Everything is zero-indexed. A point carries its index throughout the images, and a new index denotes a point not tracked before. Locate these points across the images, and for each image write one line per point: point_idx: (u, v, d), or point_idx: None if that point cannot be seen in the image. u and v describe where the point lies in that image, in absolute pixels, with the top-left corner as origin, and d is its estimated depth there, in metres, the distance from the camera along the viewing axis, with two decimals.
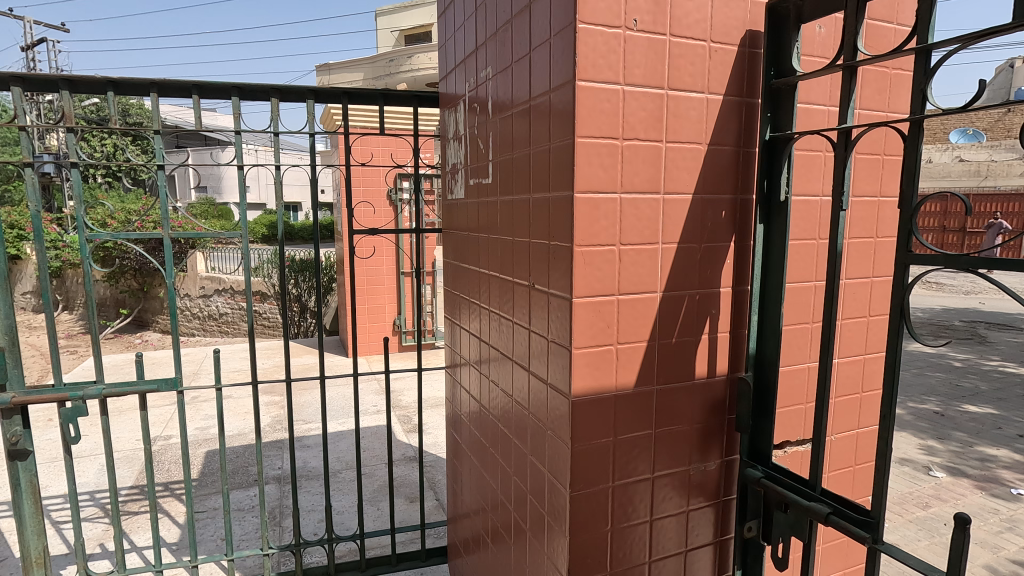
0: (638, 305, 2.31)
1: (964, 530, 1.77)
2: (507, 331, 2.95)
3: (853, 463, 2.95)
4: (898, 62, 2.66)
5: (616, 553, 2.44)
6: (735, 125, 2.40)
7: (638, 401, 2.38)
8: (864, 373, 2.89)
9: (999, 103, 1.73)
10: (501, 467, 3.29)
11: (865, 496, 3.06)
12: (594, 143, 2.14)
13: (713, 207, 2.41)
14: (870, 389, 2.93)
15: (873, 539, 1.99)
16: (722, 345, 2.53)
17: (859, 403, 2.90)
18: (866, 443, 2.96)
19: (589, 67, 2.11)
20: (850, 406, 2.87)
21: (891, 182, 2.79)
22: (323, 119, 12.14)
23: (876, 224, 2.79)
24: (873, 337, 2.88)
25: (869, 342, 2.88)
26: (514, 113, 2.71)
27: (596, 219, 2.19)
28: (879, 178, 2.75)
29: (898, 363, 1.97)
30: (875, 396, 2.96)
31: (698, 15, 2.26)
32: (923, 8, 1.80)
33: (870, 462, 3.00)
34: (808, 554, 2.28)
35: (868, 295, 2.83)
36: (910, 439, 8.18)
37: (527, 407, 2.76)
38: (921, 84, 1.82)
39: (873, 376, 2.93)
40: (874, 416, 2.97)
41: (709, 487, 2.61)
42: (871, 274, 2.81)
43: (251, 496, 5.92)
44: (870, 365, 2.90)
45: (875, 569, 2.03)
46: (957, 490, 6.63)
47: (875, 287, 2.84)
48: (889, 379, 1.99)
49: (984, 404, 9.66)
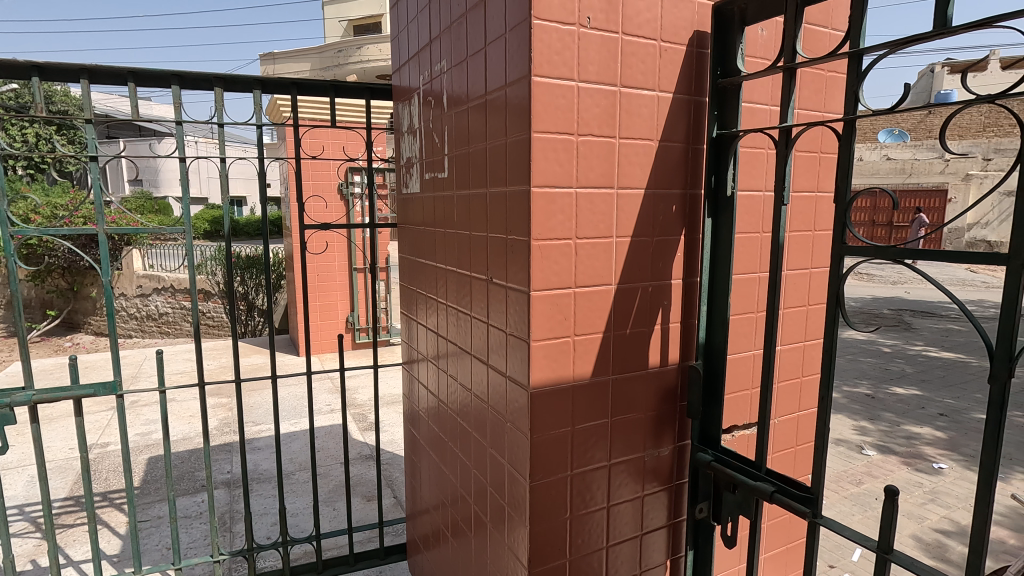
0: (594, 297, 2.36)
1: (894, 499, 1.92)
2: (464, 325, 2.96)
3: (795, 444, 3.12)
4: (832, 65, 2.82)
5: (575, 540, 2.50)
6: (685, 122, 2.49)
7: (594, 391, 2.44)
8: (804, 359, 3.06)
9: (922, 106, 1.86)
10: (460, 461, 3.30)
11: (806, 474, 3.25)
12: (549, 139, 2.18)
13: (664, 202, 2.49)
14: (809, 375, 3.10)
15: (813, 514, 2.12)
16: (674, 336, 2.62)
17: (799, 387, 3.07)
18: (805, 425, 3.14)
19: (544, 63, 2.13)
20: (792, 390, 3.04)
21: (827, 179, 2.96)
22: (269, 110, 11.70)
23: (814, 219, 2.95)
24: (812, 325, 3.05)
25: (809, 328, 3.05)
26: (469, 107, 2.71)
27: (552, 214, 2.22)
28: (817, 174, 2.91)
29: (834, 348, 2.10)
30: (814, 380, 3.14)
31: (648, 14, 2.32)
32: (855, 14, 1.92)
33: (809, 443, 3.18)
34: (755, 531, 2.41)
35: (808, 285, 2.99)
36: (845, 421, 8.71)
37: (486, 401, 2.78)
38: (854, 86, 1.94)
39: (812, 362, 3.10)
40: (813, 398, 3.15)
41: (663, 472, 2.71)
42: (810, 265, 2.98)
43: (198, 502, 5.70)
44: (809, 352, 3.07)
45: (815, 541, 2.17)
46: (886, 466, 7.12)
47: (813, 277, 3.01)
48: (826, 364, 2.11)
49: (910, 386, 10.39)
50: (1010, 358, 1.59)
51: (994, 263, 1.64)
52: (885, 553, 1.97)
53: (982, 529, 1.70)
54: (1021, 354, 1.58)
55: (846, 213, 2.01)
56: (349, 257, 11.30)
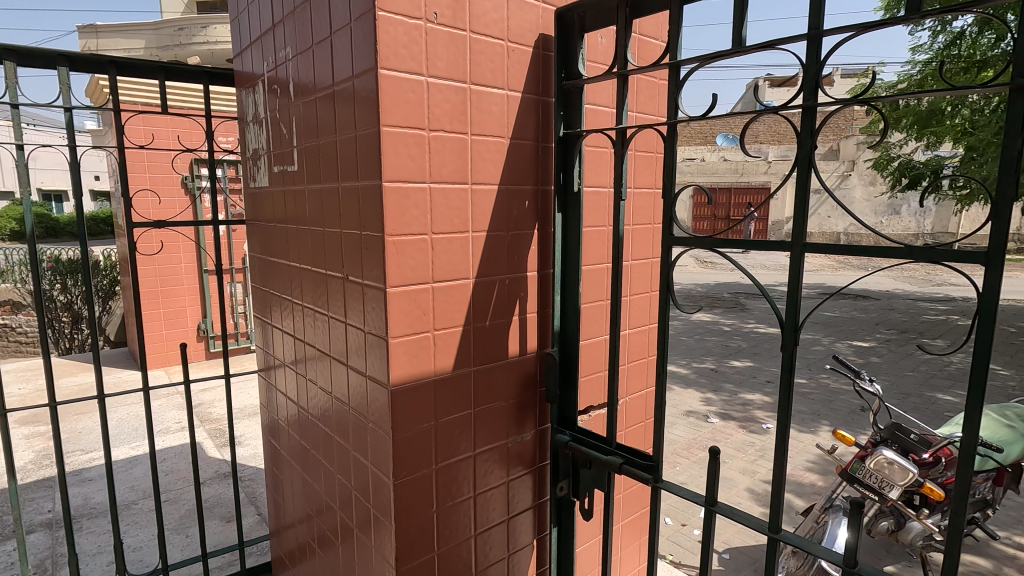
0: (452, 291, 2.39)
1: (717, 458, 2.19)
2: (322, 326, 2.83)
3: (644, 418, 3.44)
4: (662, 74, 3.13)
5: (443, 533, 2.52)
6: (533, 121, 2.60)
7: (456, 384, 2.47)
8: (648, 342, 3.38)
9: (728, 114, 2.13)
10: (325, 469, 3.17)
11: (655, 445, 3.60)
12: (400, 133, 2.15)
13: (517, 197, 2.58)
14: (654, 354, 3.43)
15: (654, 479, 2.36)
16: (531, 325, 2.74)
17: (646, 366, 3.38)
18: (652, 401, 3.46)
19: (391, 56, 2.10)
20: (640, 369, 3.34)
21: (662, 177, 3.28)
22: (88, 90, 10.14)
23: (654, 213, 3.26)
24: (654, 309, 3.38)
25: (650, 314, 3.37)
26: (317, 98, 2.59)
27: (406, 209, 2.21)
28: (654, 172, 3.21)
29: (667, 329, 2.34)
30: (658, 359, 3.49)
31: (495, 15, 2.39)
32: (674, 29, 2.14)
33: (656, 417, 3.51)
34: (608, 502, 2.62)
35: (649, 273, 3.31)
36: (694, 394, 9.75)
37: (348, 403, 2.69)
38: (675, 94, 2.17)
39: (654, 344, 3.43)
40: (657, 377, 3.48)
41: (526, 456, 2.83)
42: (651, 255, 3.29)
43: (8, 551, 4.82)
44: (652, 334, 3.39)
45: (657, 504, 2.41)
46: (726, 431, 8.11)
47: (654, 266, 3.33)
48: (661, 344, 2.35)
49: (744, 359, 11.91)
50: (794, 328, 1.90)
51: (782, 248, 1.95)
52: (712, 506, 2.24)
53: (780, 474, 2.01)
54: (804, 324, 1.88)
55: (672, 208, 2.25)
56: (198, 257, 10.23)
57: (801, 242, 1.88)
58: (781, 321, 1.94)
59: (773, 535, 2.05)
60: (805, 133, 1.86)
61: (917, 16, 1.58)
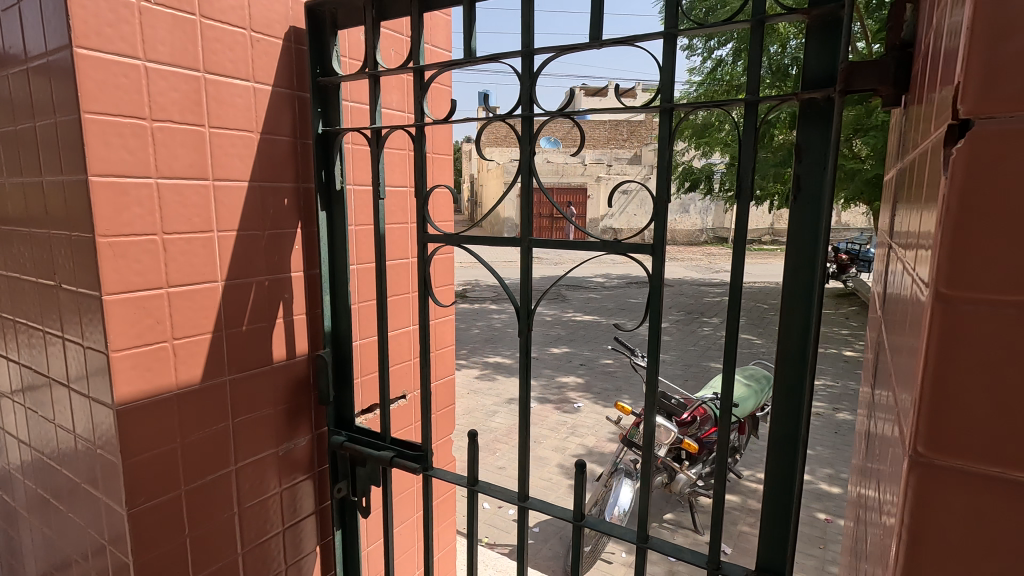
0: (195, 296, 2.21)
1: (474, 441, 2.37)
2: (40, 344, 2.43)
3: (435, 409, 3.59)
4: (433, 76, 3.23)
5: (202, 557, 2.34)
6: (289, 115, 2.51)
7: (207, 395, 2.30)
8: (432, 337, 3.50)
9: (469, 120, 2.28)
10: (60, 509, 2.73)
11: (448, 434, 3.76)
12: (110, 122, 1.92)
13: (273, 195, 2.48)
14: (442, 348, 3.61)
15: (423, 467, 2.45)
16: (299, 327, 2.65)
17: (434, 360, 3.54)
18: (439, 394, 3.60)
19: (90, 34, 1.86)
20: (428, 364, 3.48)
21: None
22: None
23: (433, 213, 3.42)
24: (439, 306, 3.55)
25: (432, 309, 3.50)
26: (11, 74, 2.19)
27: (125, 207, 1.98)
28: None
29: (427, 324, 2.45)
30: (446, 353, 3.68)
31: (232, 1, 2.25)
32: (415, 35, 2.21)
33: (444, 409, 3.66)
34: (385, 496, 2.66)
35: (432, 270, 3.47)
36: (515, 381, 10.32)
37: (75, 431, 2.34)
38: (420, 98, 2.26)
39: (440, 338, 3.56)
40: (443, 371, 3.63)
41: (303, 462, 2.74)
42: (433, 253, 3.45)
43: None
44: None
45: (428, 490, 2.52)
46: (542, 413, 8.74)
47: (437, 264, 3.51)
48: (423, 338, 2.45)
49: (562, 345, 12.93)
50: (528, 312, 2.16)
51: (514, 243, 2.16)
52: (473, 485, 2.42)
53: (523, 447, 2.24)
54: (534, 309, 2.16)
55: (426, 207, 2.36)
56: None
57: (529, 237, 2.12)
58: (519, 307, 2.18)
59: (520, 502, 2.29)
60: (526, 139, 2.08)
61: (599, 44, 1.87)
